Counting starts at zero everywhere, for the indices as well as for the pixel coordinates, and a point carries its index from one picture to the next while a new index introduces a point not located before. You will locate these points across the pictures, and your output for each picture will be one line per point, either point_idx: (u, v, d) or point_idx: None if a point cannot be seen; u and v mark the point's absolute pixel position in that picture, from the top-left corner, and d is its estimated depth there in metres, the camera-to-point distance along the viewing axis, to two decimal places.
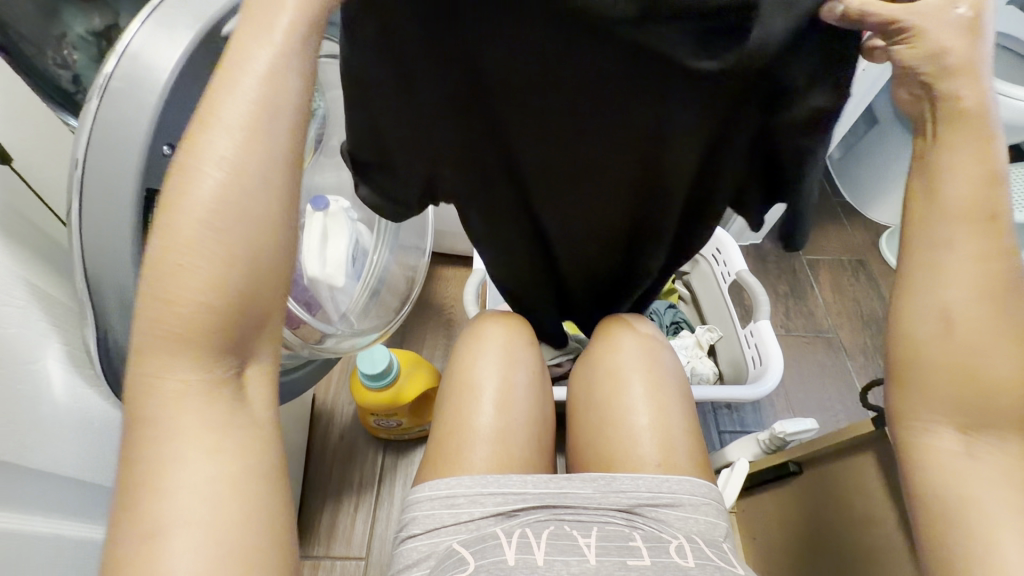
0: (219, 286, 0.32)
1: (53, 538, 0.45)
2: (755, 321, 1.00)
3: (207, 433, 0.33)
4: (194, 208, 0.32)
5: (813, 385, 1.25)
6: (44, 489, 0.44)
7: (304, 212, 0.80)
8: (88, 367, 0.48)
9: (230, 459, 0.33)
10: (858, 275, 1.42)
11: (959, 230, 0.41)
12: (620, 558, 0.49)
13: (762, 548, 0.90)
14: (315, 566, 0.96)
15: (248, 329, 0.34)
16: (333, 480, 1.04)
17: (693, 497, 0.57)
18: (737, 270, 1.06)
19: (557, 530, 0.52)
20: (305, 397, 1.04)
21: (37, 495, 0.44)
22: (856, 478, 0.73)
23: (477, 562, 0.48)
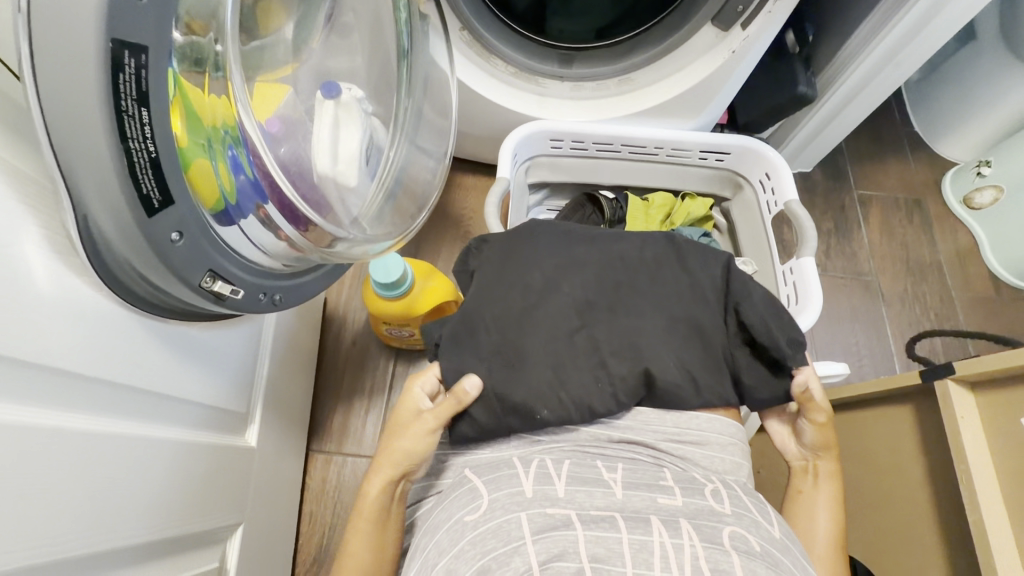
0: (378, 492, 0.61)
1: (71, 434, 0.43)
2: (798, 257, 0.91)
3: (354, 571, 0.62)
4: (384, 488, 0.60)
5: (842, 328, 1.20)
6: (52, 384, 0.42)
7: (314, 98, 0.75)
8: (73, 255, 0.43)
9: None
10: (912, 217, 1.31)
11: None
12: (651, 495, 0.48)
13: (764, 482, 0.92)
14: (328, 460, 1.00)
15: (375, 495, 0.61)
16: (345, 382, 1.05)
17: (722, 437, 0.59)
18: (785, 200, 0.96)
19: (581, 463, 0.52)
20: (318, 300, 1.02)
21: (37, 388, 0.41)
22: (886, 433, 0.71)
23: (492, 495, 0.48)
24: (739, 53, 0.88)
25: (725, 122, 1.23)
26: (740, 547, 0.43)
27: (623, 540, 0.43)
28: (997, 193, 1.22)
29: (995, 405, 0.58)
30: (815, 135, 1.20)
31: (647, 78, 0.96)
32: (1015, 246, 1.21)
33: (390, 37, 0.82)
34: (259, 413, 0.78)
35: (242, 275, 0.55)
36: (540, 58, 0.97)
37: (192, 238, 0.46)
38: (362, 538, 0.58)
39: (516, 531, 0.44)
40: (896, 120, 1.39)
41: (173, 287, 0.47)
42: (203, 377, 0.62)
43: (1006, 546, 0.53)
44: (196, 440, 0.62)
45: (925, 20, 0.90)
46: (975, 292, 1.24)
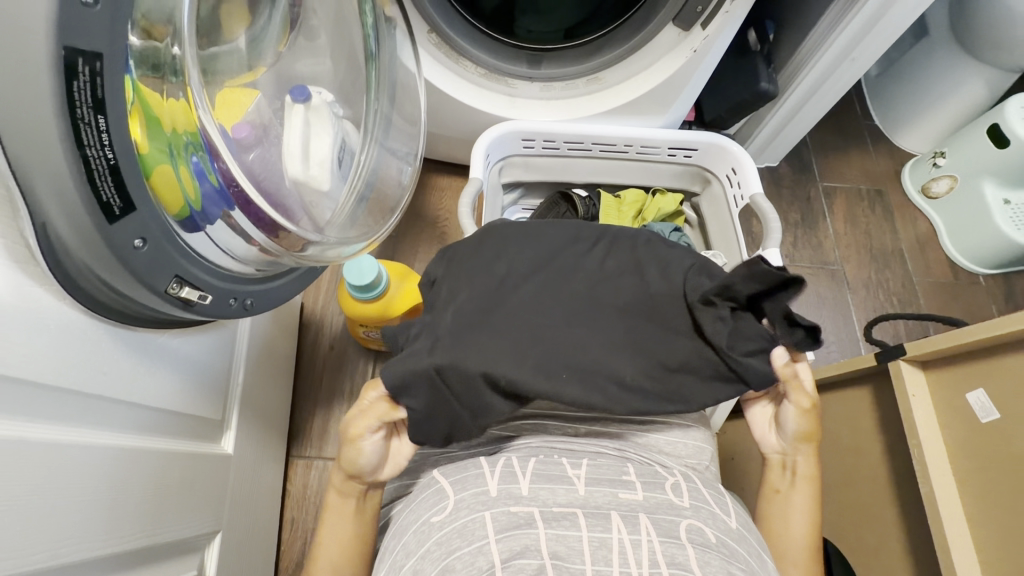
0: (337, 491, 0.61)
1: (41, 445, 0.43)
2: (764, 249, 0.94)
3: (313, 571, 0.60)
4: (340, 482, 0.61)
5: (810, 315, 1.24)
6: (15, 396, 0.42)
7: (285, 103, 0.76)
8: (35, 266, 0.42)
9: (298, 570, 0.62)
10: (874, 208, 1.36)
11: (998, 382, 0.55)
12: (612, 490, 0.50)
13: (737, 468, 0.94)
14: (308, 465, 1.00)
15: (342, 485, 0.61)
16: (324, 386, 1.05)
17: (683, 423, 0.61)
18: (750, 193, 0.98)
19: (547, 460, 0.54)
20: (293, 305, 1.01)
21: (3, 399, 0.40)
22: (845, 416, 0.74)
23: (458, 495, 0.49)
24: (701, 51, 0.90)
25: (692, 118, 1.26)
26: (694, 540, 0.46)
27: (582, 538, 0.44)
28: (952, 182, 1.28)
29: (943, 382, 0.61)
30: (780, 129, 1.23)
31: (614, 77, 0.98)
32: (970, 233, 1.26)
33: (358, 39, 0.82)
34: (235, 418, 0.78)
35: (210, 280, 0.55)
36: (510, 60, 0.98)
37: (155, 245, 0.46)
38: (330, 529, 0.60)
39: (480, 531, 0.45)
40: (857, 114, 1.44)
41: (139, 294, 0.47)
42: (173, 384, 0.62)
43: (956, 516, 0.56)
44: (169, 449, 0.61)
45: (876, 18, 0.94)
46: (934, 277, 1.29)
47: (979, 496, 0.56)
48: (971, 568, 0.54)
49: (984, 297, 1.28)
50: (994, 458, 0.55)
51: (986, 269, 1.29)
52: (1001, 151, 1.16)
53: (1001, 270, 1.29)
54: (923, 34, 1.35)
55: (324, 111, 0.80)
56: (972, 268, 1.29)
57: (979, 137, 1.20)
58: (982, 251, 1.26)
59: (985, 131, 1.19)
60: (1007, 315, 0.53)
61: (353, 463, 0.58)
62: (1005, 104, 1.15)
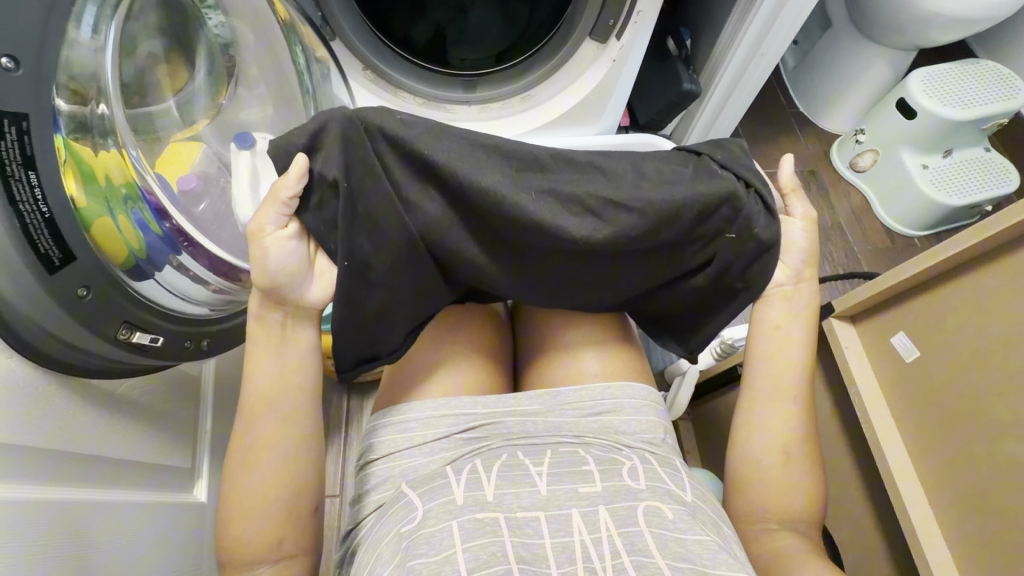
0: (269, 333, 0.56)
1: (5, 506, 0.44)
2: None
3: (263, 426, 0.53)
4: (275, 322, 0.56)
5: None
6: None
7: (231, 152, 0.79)
8: None
9: (241, 455, 0.53)
10: (809, 187, 1.44)
11: (929, 311, 0.59)
12: (572, 486, 0.52)
13: (711, 449, 0.97)
14: None
15: (274, 317, 0.56)
16: None
17: (635, 401, 0.63)
18: None
19: (511, 461, 0.55)
20: None
21: None
22: None
23: (425, 506, 0.50)
24: (619, 60, 0.96)
25: (628, 124, 1.32)
26: (652, 522, 0.48)
27: (546, 545, 0.47)
28: (875, 155, 1.37)
29: (871, 332, 0.65)
30: (710, 125, 1.31)
31: (546, 93, 1.03)
32: (898, 200, 1.35)
33: (293, 81, 0.85)
34: (206, 465, 0.77)
35: (162, 323, 0.56)
36: (446, 87, 1.03)
37: (101, 291, 0.48)
38: (261, 361, 0.55)
39: (448, 540, 0.46)
40: (782, 103, 1.55)
41: (88, 344, 0.48)
42: (137, 434, 0.62)
43: (901, 458, 0.60)
44: (139, 500, 0.61)
45: (774, 14, 1.02)
46: (873, 244, 1.37)
47: (915, 437, 0.60)
48: (921, 506, 0.57)
49: None
50: (935, 390, 0.58)
51: (920, 232, 1.38)
52: (911, 122, 1.26)
53: (932, 231, 1.38)
54: (828, 25, 1.46)
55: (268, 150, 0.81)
56: (907, 232, 1.38)
57: (890, 112, 1.30)
58: (913, 216, 1.34)
59: (894, 106, 1.30)
60: (933, 248, 0.56)
61: (263, 269, 0.54)
62: (907, 79, 1.25)
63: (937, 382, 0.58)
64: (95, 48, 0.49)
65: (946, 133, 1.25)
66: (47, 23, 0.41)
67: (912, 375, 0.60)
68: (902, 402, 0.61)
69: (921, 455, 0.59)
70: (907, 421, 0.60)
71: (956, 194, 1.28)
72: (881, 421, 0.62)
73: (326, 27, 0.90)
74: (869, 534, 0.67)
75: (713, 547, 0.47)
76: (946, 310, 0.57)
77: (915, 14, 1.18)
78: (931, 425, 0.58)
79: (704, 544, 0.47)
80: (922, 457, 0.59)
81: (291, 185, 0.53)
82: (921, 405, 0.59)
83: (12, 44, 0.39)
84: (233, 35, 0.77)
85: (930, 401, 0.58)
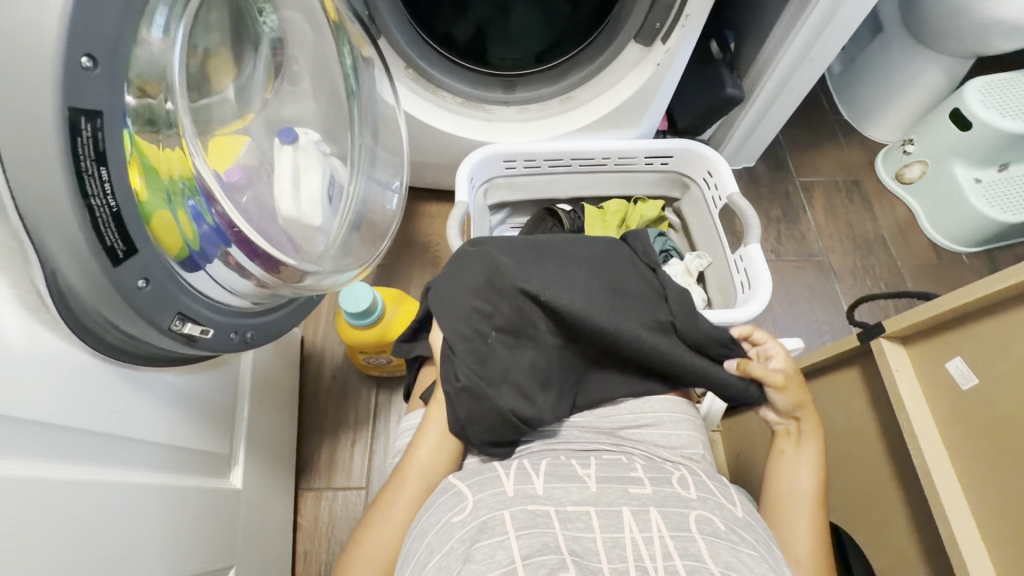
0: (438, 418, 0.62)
1: (59, 485, 0.45)
2: (745, 246, 0.97)
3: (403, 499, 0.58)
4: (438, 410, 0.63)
5: (802, 307, 1.26)
6: (35, 437, 0.44)
7: (274, 146, 0.82)
8: (44, 313, 0.45)
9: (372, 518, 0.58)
10: (852, 197, 1.39)
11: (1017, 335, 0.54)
12: (622, 485, 0.51)
13: (742, 464, 0.95)
14: (318, 497, 1.01)
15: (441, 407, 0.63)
16: (328, 414, 1.07)
17: (674, 414, 0.62)
18: (728, 193, 1.02)
19: (560, 462, 0.54)
20: (293, 338, 1.04)
21: (23, 442, 0.43)
22: (839, 401, 0.76)
23: (476, 495, 0.49)
24: (664, 64, 0.95)
25: (666, 128, 1.30)
26: (705, 530, 0.46)
27: (597, 539, 0.45)
28: (923, 167, 1.32)
29: (924, 354, 0.63)
30: (751, 131, 1.28)
31: (587, 95, 1.03)
32: (946, 215, 1.30)
33: (338, 80, 0.86)
34: (242, 453, 0.79)
35: (209, 314, 0.58)
36: (486, 87, 1.04)
37: (158, 283, 0.49)
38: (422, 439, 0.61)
39: (500, 526, 0.45)
40: (826, 110, 1.50)
41: (144, 333, 0.50)
42: (180, 421, 0.64)
43: (950, 484, 0.58)
44: (180, 483, 0.63)
45: (827, 19, 0.98)
46: (918, 259, 1.32)
47: (971, 464, 0.57)
48: (969, 535, 0.55)
49: (971, 274, 1.30)
50: (1004, 416, 0.55)
51: (969, 248, 1.32)
52: (965, 133, 1.21)
53: (983, 248, 1.32)
54: (878, 31, 1.41)
55: (310, 146, 0.85)
56: (955, 248, 1.32)
57: (942, 122, 1.25)
58: (963, 232, 1.28)
59: (947, 116, 1.24)
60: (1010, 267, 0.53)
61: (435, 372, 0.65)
62: (963, 89, 1.20)
63: (1002, 411, 0.55)
64: (164, 46, 0.51)
65: (1002, 146, 1.19)
66: (120, 19, 0.42)
67: (981, 400, 0.57)
68: (963, 427, 0.58)
69: (980, 484, 0.56)
70: (966, 447, 0.58)
71: (1010, 211, 1.22)
72: (931, 447, 0.59)
73: (372, 25, 0.91)
74: (912, 564, 0.65)
75: (765, 564, 0.44)
76: (1019, 334, 0.54)
77: (976, 21, 1.13)
78: (989, 456, 0.56)
79: (756, 558, 0.44)
80: (980, 487, 0.56)
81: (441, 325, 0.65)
82: (990, 434, 0.56)
83: (93, 44, 0.40)
84: (282, 28, 0.78)
85: (994, 431, 0.55)
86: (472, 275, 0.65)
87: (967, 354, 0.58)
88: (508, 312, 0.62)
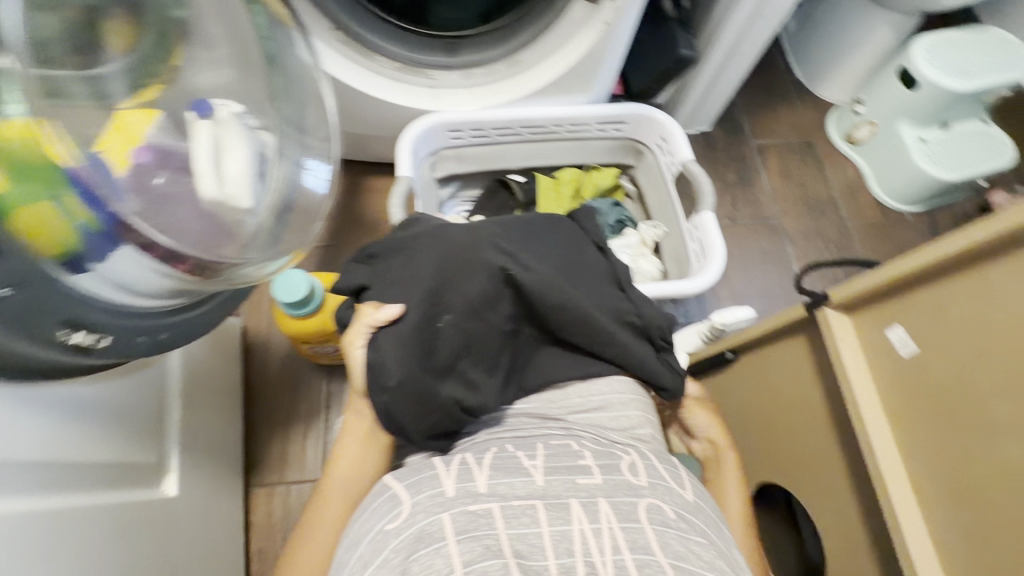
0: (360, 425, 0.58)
1: None
2: (699, 214, 0.95)
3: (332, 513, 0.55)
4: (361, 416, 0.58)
5: (756, 271, 1.27)
6: None
7: (188, 120, 0.73)
8: None
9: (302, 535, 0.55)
10: (805, 159, 1.39)
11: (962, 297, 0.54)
12: (570, 476, 0.47)
13: None
14: (270, 492, 0.97)
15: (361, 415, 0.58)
16: (277, 405, 1.01)
17: (622, 395, 0.60)
18: (682, 159, 0.99)
19: (503, 453, 0.50)
20: (232, 330, 0.97)
21: None
22: (785, 367, 0.77)
23: (414, 498, 0.44)
24: (613, 24, 0.88)
25: (620, 91, 1.26)
26: (654, 519, 0.43)
27: (543, 534, 0.41)
28: (872, 127, 1.33)
29: (868, 322, 0.63)
30: (706, 92, 1.25)
31: (534, 57, 0.96)
32: (892, 174, 1.32)
33: (252, 42, 0.77)
34: (176, 460, 0.74)
35: (108, 319, 0.51)
36: (425, 50, 0.96)
37: (30, 291, 0.43)
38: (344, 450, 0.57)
39: (439, 532, 0.41)
40: (780, 70, 1.48)
41: (23, 347, 0.44)
42: (93, 437, 0.58)
43: (889, 449, 0.59)
44: (97, 502, 0.58)
45: None
46: (866, 219, 1.35)
47: (909, 428, 0.59)
48: (905, 497, 0.57)
49: (914, 233, 1.34)
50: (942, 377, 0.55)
51: (912, 208, 1.35)
52: (912, 93, 1.21)
53: (925, 207, 1.35)
54: None
55: (232, 119, 0.76)
56: (900, 208, 1.35)
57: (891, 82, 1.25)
58: (908, 192, 1.31)
59: (896, 75, 1.25)
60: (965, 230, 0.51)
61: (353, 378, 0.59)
62: (913, 46, 1.19)
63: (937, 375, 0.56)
64: None
65: (945, 106, 1.20)
66: None
67: (923, 364, 0.57)
68: (904, 392, 0.59)
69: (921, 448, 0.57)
70: (905, 411, 0.59)
71: (952, 169, 1.25)
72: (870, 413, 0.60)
73: None
74: (852, 521, 0.68)
75: (713, 550, 0.43)
76: (964, 296, 0.53)
77: None
78: (926, 421, 0.57)
79: (704, 546, 0.43)
80: (920, 451, 0.57)
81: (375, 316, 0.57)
82: (931, 398, 0.56)
83: None
84: None
85: (933, 395, 0.56)
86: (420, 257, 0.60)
87: (910, 319, 0.58)
88: (459, 294, 0.57)
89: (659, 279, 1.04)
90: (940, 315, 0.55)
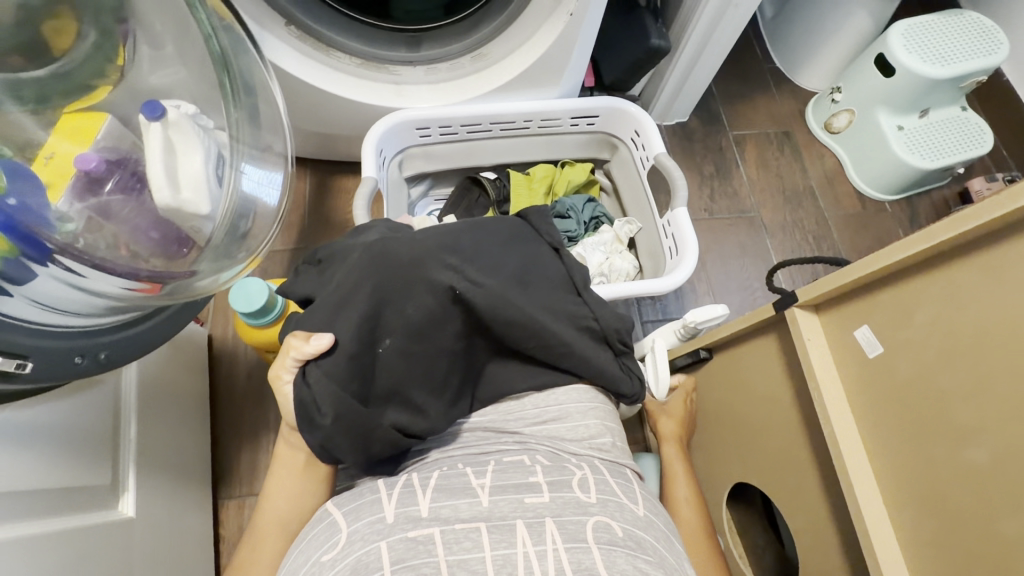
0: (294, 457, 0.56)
1: None
2: (672, 210, 0.93)
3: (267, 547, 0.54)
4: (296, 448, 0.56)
5: (734, 265, 1.26)
6: None
7: (143, 126, 0.66)
8: None
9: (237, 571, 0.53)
10: (783, 150, 1.38)
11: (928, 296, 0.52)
12: (518, 496, 0.46)
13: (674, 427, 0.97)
14: (240, 505, 0.94)
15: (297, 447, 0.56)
16: (245, 415, 0.99)
17: (580, 405, 0.59)
18: (655, 154, 0.97)
19: (451, 473, 0.49)
20: (195, 340, 0.94)
21: None
22: (756, 366, 0.75)
23: (351, 527, 0.44)
24: (577, 15, 0.84)
25: (593, 84, 1.23)
26: (601, 538, 0.42)
27: (486, 558, 0.40)
28: (850, 115, 1.31)
29: (836, 321, 0.62)
30: (682, 83, 1.22)
31: (499, 52, 0.93)
32: (871, 163, 1.30)
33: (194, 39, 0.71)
34: (133, 477, 0.71)
35: (32, 342, 0.50)
36: (386, 45, 0.92)
37: None
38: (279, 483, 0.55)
39: (375, 562, 0.40)
40: (758, 58, 1.45)
41: None
42: (35, 462, 0.56)
43: (858, 452, 0.58)
44: (41, 530, 0.54)
45: None
46: (845, 209, 1.33)
47: (877, 429, 0.57)
48: (872, 500, 0.56)
49: (893, 222, 1.33)
50: (908, 378, 0.54)
51: (892, 196, 1.34)
52: (889, 80, 1.20)
53: (904, 196, 1.34)
54: None
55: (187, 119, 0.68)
56: (879, 197, 1.34)
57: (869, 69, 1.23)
58: (886, 181, 1.30)
59: (872, 63, 1.23)
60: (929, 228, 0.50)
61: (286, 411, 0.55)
62: (889, 33, 1.17)
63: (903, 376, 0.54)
64: None
65: (922, 93, 1.19)
66: None
67: (888, 364, 0.56)
68: (871, 392, 0.58)
69: (887, 450, 0.56)
70: (872, 412, 0.58)
71: (930, 157, 1.23)
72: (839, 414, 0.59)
73: None
74: (821, 521, 0.67)
75: (661, 570, 0.42)
76: (931, 295, 0.52)
77: None
78: (893, 422, 0.56)
79: (653, 565, 0.42)
80: (887, 453, 0.56)
81: (302, 348, 0.52)
82: (895, 399, 0.55)
83: None
84: None
85: (898, 396, 0.55)
86: (365, 265, 0.57)
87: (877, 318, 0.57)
88: (408, 306, 0.55)
89: (634, 276, 1.02)
90: (907, 314, 0.54)
